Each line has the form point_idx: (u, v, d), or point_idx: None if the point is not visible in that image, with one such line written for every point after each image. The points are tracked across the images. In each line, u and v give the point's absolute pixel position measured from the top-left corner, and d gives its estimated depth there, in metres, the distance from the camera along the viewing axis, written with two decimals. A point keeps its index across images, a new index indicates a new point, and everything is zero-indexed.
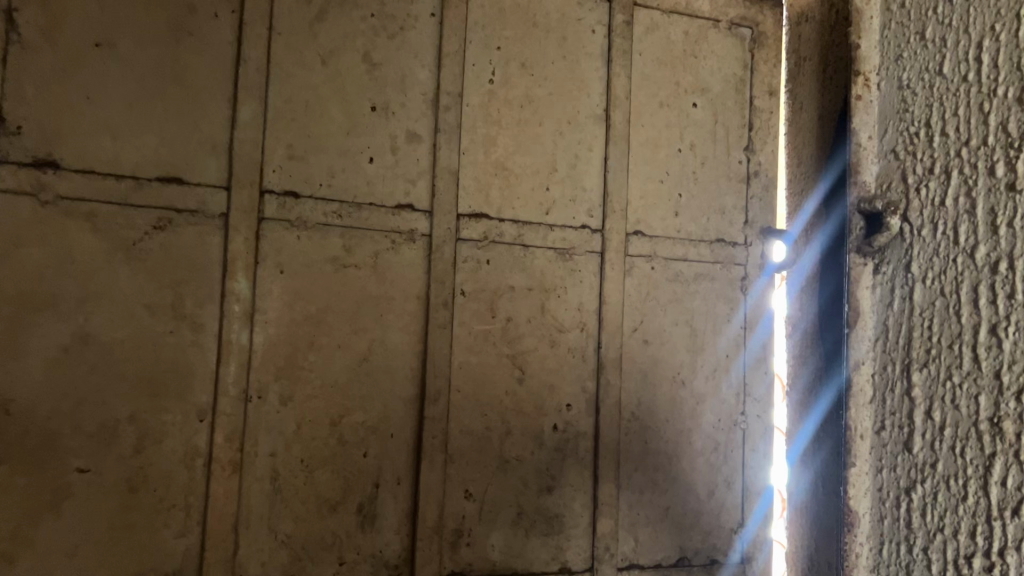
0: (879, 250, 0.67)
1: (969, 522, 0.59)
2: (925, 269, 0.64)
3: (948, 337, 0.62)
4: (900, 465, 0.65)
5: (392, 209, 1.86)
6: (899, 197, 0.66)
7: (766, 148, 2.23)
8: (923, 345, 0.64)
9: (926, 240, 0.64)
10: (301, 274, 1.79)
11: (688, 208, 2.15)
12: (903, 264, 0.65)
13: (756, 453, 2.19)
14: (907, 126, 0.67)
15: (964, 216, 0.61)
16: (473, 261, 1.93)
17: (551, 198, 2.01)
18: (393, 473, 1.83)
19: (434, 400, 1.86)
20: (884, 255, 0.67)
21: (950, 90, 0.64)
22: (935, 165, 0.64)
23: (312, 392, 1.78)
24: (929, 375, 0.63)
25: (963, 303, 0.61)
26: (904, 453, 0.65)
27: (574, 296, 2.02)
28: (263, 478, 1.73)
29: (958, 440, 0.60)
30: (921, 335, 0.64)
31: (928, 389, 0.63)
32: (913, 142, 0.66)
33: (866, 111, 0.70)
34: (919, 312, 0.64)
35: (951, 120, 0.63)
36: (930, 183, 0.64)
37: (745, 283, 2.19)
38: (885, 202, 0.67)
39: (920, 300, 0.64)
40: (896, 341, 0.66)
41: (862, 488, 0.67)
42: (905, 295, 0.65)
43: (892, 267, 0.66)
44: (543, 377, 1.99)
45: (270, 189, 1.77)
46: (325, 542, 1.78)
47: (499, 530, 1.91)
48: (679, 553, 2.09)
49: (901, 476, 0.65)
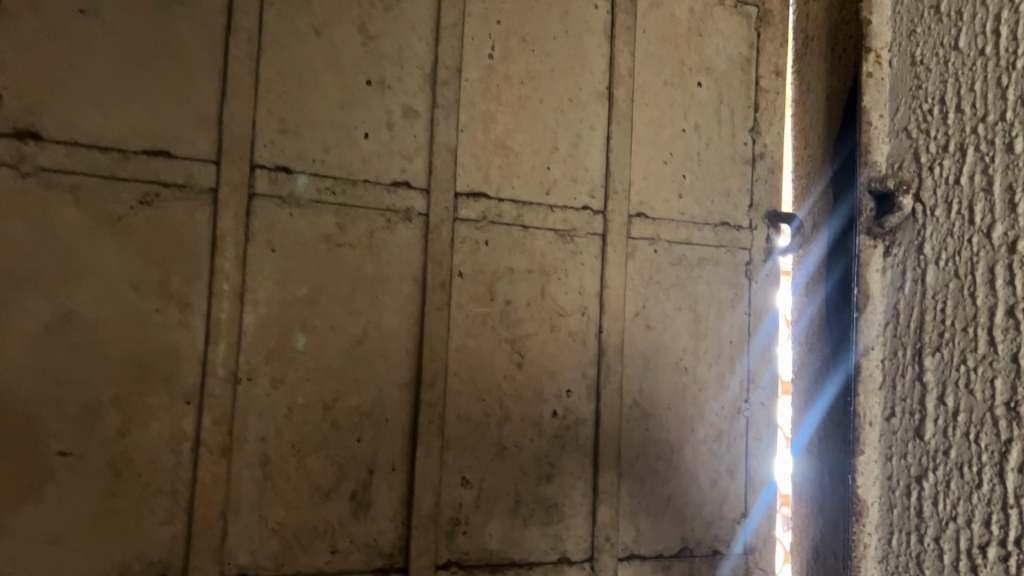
0: (890, 231, 0.60)
1: (982, 510, 0.52)
2: (938, 250, 0.56)
3: (963, 320, 0.54)
4: (910, 454, 0.58)
5: (388, 186, 1.80)
6: (911, 176, 0.59)
7: (772, 129, 2.18)
8: (936, 329, 0.56)
9: (939, 221, 0.56)
10: (293, 252, 1.72)
11: (692, 190, 2.09)
12: (914, 245, 0.58)
13: (760, 442, 2.13)
14: (919, 103, 0.59)
15: (980, 195, 0.54)
16: (471, 242, 1.87)
17: (552, 178, 1.95)
18: (387, 460, 1.77)
19: (430, 384, 1.80)
20: (894, 235, 0.60)
21: (966, 64, 0.56)
22: (949, 142, 0.56)
23: (305, 374, 1.72)
24: (942, 360, 0.56)
25: (978, 286, 0.53)
26: (915, 442, 0.58)
27: (576, 279, 1.97)
28: (253, 463, 1.67)
29: (971, 427, 0.53)
30: (933, 319, 0.57)
31: (940, 374, 0.56)
32: (925, 120, 0.58)
33: (877, 88, 0.62)
34: (930, 295, 0.57)
35: (967, 95, 0.55)
36: (943, 161, 0.57)
37: (751, 268, 2.14)
38: (896, 181, 0.60)
39: (931, 281, 0.57)
40: (906, 326, 0.59)
41: (870, 484, 0.61)
42: (917, 278, 0.58)
43: (903, 250, 0.59)
44: (543, 362, 1.93)
45: (261, 164, 1.71)
46: (317, 529, 1.72)
47: (497, 519, 1.86)
48: (681, 544, 2.03)
49: (911, 463, 0.58)
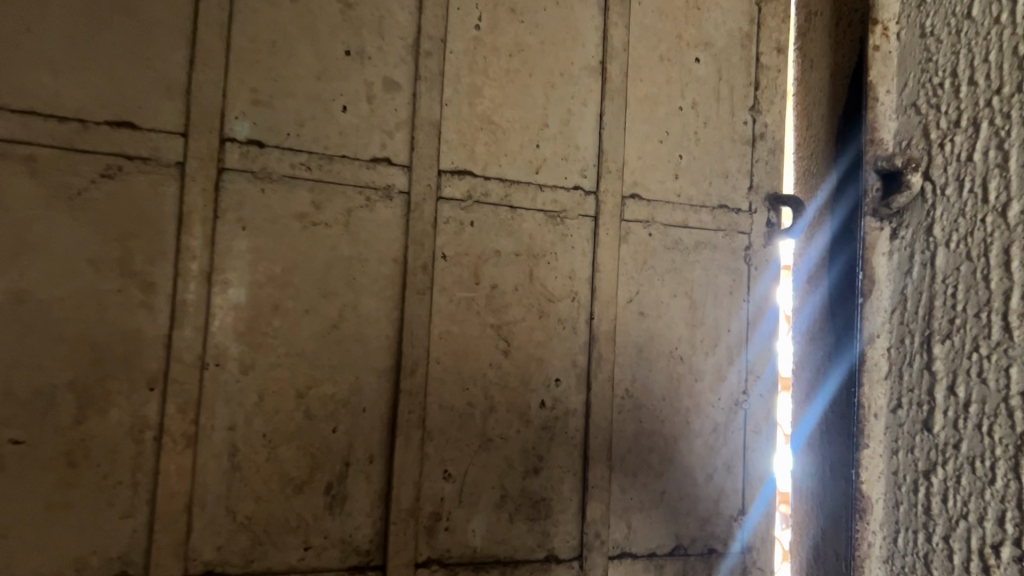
0: (898, 212, 0.55)
1: (997, 507, 0.47)
2: (949, 231, 0.51)
3: (974, 304, 0.49)
4: (918, 446, 0.53)
5: (367, 162, 1.70)
6: (921, 153, 0.54)
7: (773, 109, 2.09)
8: (947, 312, 0.51)
9: (951, 199, 0.51)
10: (265, 231, 1.63)
11: (689, 171, 2.00)
12: (923, 228, 0.53)
13: (759, 437, 2.04)
14: (930, 76, 0.54)
15: (994, 170, 0.49)
16: (456, 223, 1.77)
17: (541, 156, 1.85)
18: (364, 451, 1.68)
19: (411, 371, 1.70)
20: (903, 219, 0.55)
21: (979, 35, 0.51)
22: (961, 116, 0.51)
23: (277, 360, 1.63)
24: (953, 347, 0.51)
25: (992, 267, 0.48)
26: (922, 433, 0.53)
27: (566, 262, 1.87)
28: (221, 453, 1.58)
29: (985, 418, 0.48)
30: (944, 302, 0.52)
31: (950, 362, 0.51)
32: (937, 95, 0.53)
33: (884, 62, 0.57)
34: (941, 276, 0.52)
35: (980, 66, 0.50)
36: (956, 136, 0.52)
37: (750, 253, 2.05)
38: (905, 159, 0.55)
39: (941, 265, 0.52)
40: (914, 310, 0.54)
41: (875, 475, 0.56)
42: (926, 261, 0.53)
43: (912, 230, 0.54)
44: (531, 350, 1.84)
45: (232, 137, 1.61)
46: (289, 524, 1.62)
47: (481, 514, 1.76)
48: (675, 542, 1.94)
49: (919, 457, 0.53)
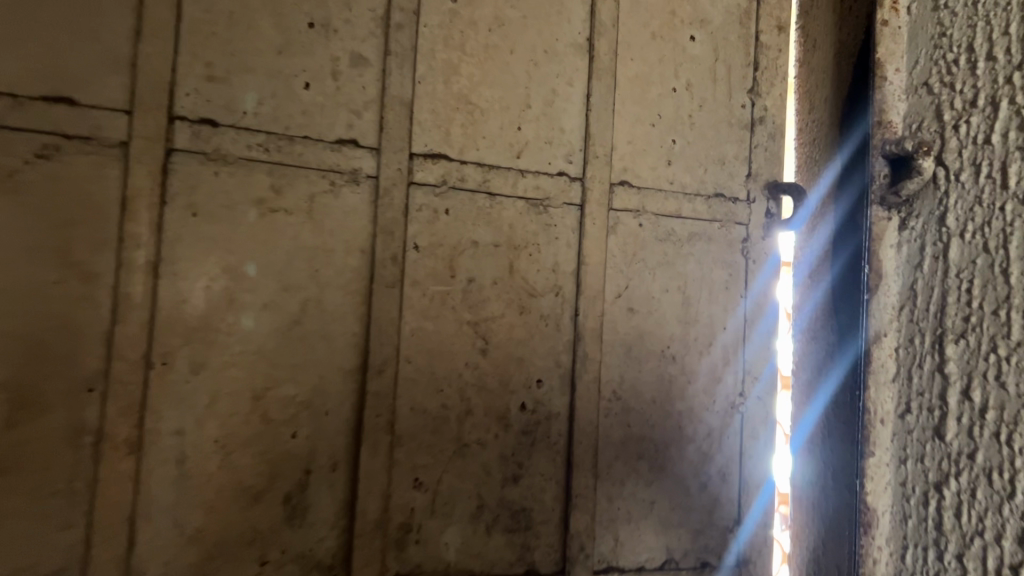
0: (907, 200, 0.62)
1: (1016, 525, 0.51)
2: (963, 223, 0.57)
3: (992, 303, 0.54)
4: (927, 454, 0.59)
5: (332, 144, 1.57)
6: (933, 137, 0.60)
7: (772, 91, 1.95)
8: (959, 313, 0.57)
9: (965, 185, 0.56)
10: (219, 217, 1.49)
11: (683, 157, 1.86)
12: (935, 218, 0.59)
13: (756, 442, 1.91)
14: (944, 53, 0.60)
15: (1014, 155, 0.53)
16: (429, 211, 1.64)
17: (523, 139, 1.72)
18: (327, 457, 1.55)
19: (379, 371, 1.57)
20: (911, 207, 0.62)
21: (996, 6, 0.56)
22: (979, 97, 0.56)
23: (232, 359, 1.49)
24: (965, 348, 0.56)
25: (1011, 262, 0.53)
26: (932, 440, 0.59)
27: (549, 255, 1.74)
28: (168, 460, 1.44)
29: (1003, 426, 0.52)
30: (956, 300, 0.57)
31: (962, 364, 0.56)
32: (952, 71, 0.59)
33: (893, 39, 0.64)
34: (953, 273, 0.57)
35: (999, 40, 0.55)
36: (972, 117, 0.57)
37: (747, 246, 1.91)
38: (915, 143, 0.61)
39: (954, 260, 0.57)
40: (925, 309, 0.60)
41: (881, 482, 0.63)
42: (939, 253, 0.59)
43: (922, 220, 0.60)
44: (511, 348, 1.70)
45: (182, 115, 1.48)
46: (244, 538, 1.49)
47: (456, 526, 1.63)
48: (665, 555, 1.82)
49: (929, 468, 0.59)
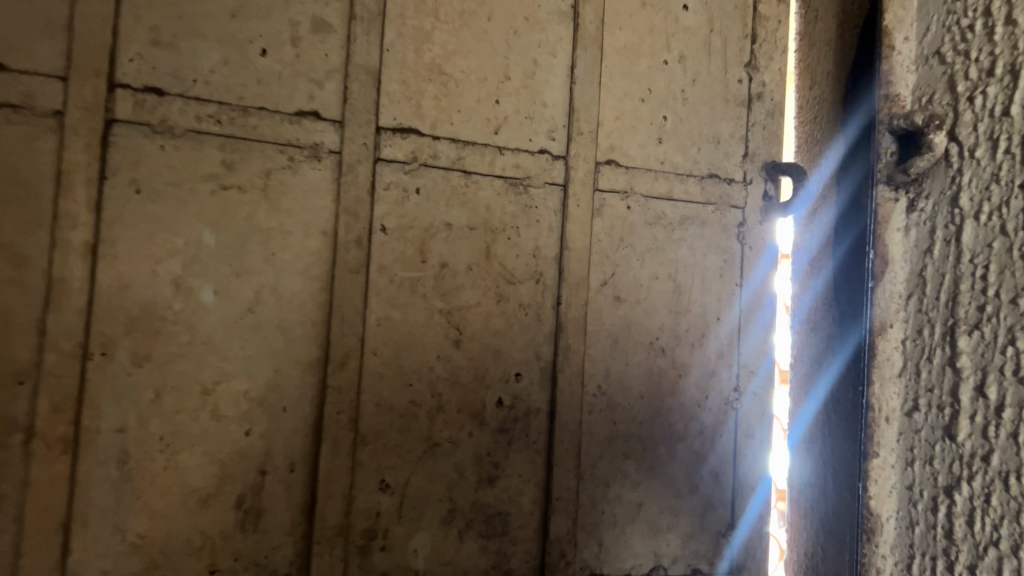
0: (914, 180, 0.51)
1: None
2: (978, 204, 0.46)
3: (1013, 290, 0.44)
4: (936, 456, 0.48)
5: (291, 116, 1.44)
6: (945, 110, 0.49)
7: (771, 66, 1.82)
8: (973, 300, 0.46)
9: (981, 164, 0.46)
10: (165, 195, 1.38)
11: (675, 135, 1.74)
12: (947, 198, 0.49)
13: (750, 442, 1.78)
14: (957, 16, 0.49)
15: None
16: (398, 190, 1.51)
17: (501, 113, 1.59)
18: (283, 458, 1.43)
19: (340, 364, 1.45)
20: (921, 187, 0.51)
21: None
22: (996, 65, 0.46)
23: (180, 350, 1.38)
24: (981, 339, 0.46)
25: None
26: (942, 441, 0.48)
27: (529, 239, 1.61)
28: (108, 460, 1.33)
29: None
30: (970, 286, 0.47)
31: (977, 357, 0.46)
32: (965, 37, 0.49)
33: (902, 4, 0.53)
34: (967, 257, 0.47)
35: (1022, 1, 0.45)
36: (988, 87, 0.46)
37: (743, 231, 1.79)
38: (925, 116, 0.50)
39: (967, 244, 0.47)
40: (934, 296, 0.49)
41: (886, 486, 0.52)
42: (949, 237, 0.49)
43: (931, 201, 0.50)
44: (487, 340, 1.58)
45: (125, 83, 1.35)
46: (192, 545, 1.38)
47: (425, 531, 1.52)
48: (653, 562, 1.70)
49: (938, 471, 0.48)
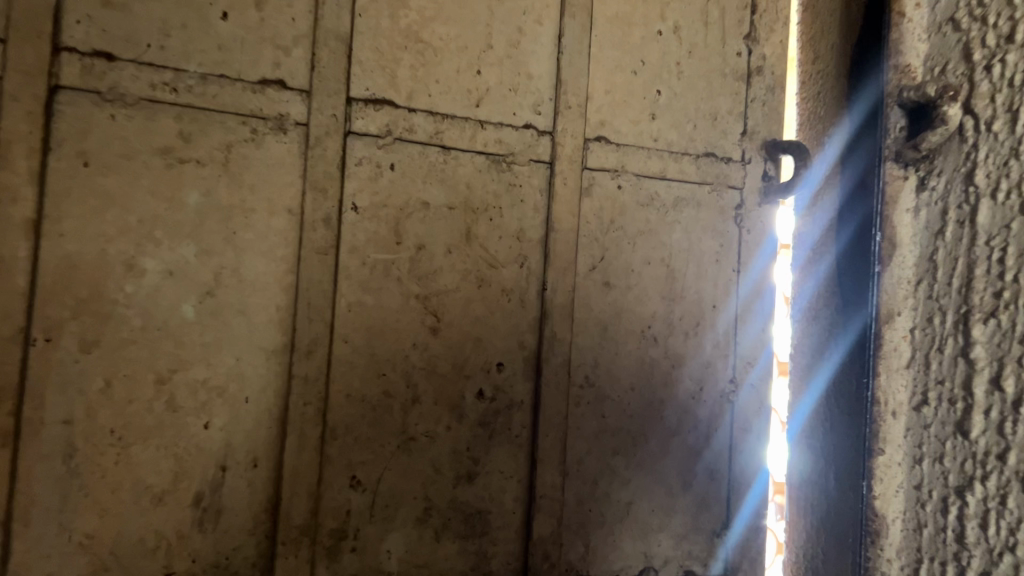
0: (928, 155, 0.51)
1: None
2: (995, 179, 0.46)
3: None
4: (947, 455, 0.48)
5: (254, 85, 1.34)
6: (960, 80, 0.49)
7: (772, 38, 1.72)
8: (988, 286, 0.46)
9: (999, 136, 0.45)
10: (116, 168, 1.27)
11: (669, 110, 1.63)
12: (961, 173, 0.48)
13: (747, 437, 1.68)
14: None
15: None
16: (370, 165, 1.41)
17: (483, 85, 1.49)
18: (244, 452, 1.34)
19: (307, 353, 1.35)
20: (932, 163, 0.50)
21: None
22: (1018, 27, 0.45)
23: (132, 336, 1.28)
24: (995, 328, 0.45)
25: None
26: (953, 438, 0.48)
27: (512, 219, 1.51)
28: (52, 454, 1.23)
29: None
30: (984, 271, 0.46)
31: (992, 349, 0.45)
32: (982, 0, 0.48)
33: None
34: (983, 240, 0.47)
35: None
36: (1009, 55, 0.45)
37: (741, 214, 1.68)
38: (939, 89, 0.50)
39: (982, 224, 0.47)
40: (947, 283, 0.49)
41: (892, 485, 0.52)
42: (965, 218, 0.48)
43: (945, 177, 0.49)
44: (467, 327, 1.48)
45: (72, 46, 1.24)
46: (145, 545, 1.28)
47: (399, 531, 1.43)
48: (644, 563, 1.60)
49: (950, 471, 0.48)
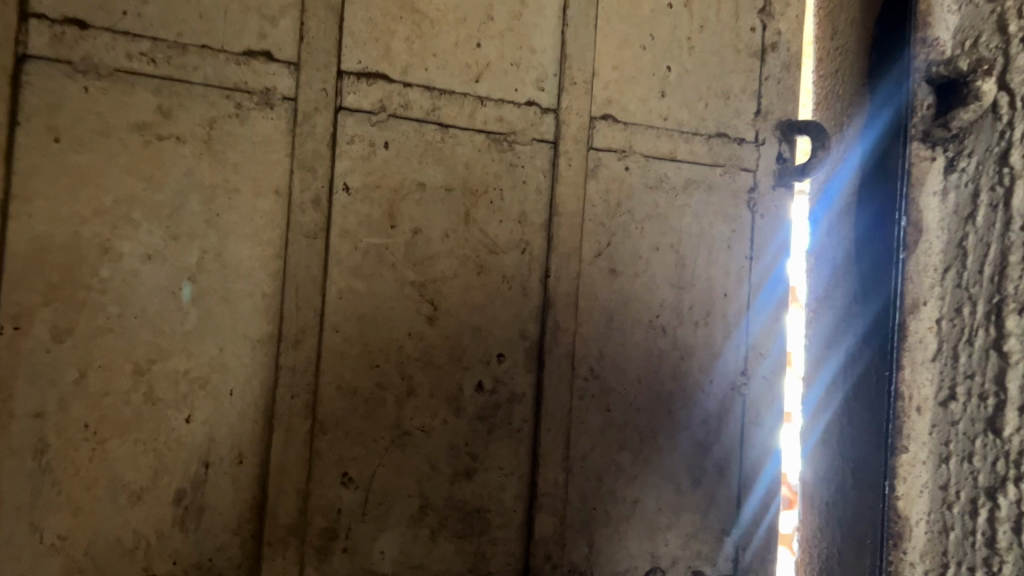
0: (955, 133, 0.65)
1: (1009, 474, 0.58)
2: None
3: None
4: (954, 439, 0.64)
5: (238, 56, 1.26)
6: (993, 53, 0.62)
7: (788, 13, 1.63)
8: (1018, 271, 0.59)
9: (1001, 117, 0.61)
10: (90, 145, 1.19)
11: (679, 88, 1.54)
12: (994, 154, 0.61)
13: (755, 430, 1.60)
14: None
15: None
16: (363, 143, 1.32)
17: (483, 59, 1.40)
18: (229, 447, 1.26)
19: (295, 342, 1.28)
20: (962, 143, 0.64)
21: None
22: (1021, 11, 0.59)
23: (108, 323, 1.20)
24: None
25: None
26: (974, 426, 0.62)
27: (513, 202, 1.43)
28: (22, 449, 1.16)
29: None
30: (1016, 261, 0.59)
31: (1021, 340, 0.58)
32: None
33: None
34: (1009, 238, 0.60)
35: None
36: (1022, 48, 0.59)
37: (754, 198, 1.60)
38: (974, 62, 0.63)
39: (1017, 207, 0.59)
40: (976, 275, 0.63)
41: (916, 485, 0.67)
42: (992, 203, 0.61)
43: (973, 150, 0.63)
44: (465, 316, 1.40)
45: (41, 13, 1.16)
46: (123, 546, 1.21)
47: (392, 531, 1.35)
48: (650, 564, 1.52)
49: (955, 449, 0.64)
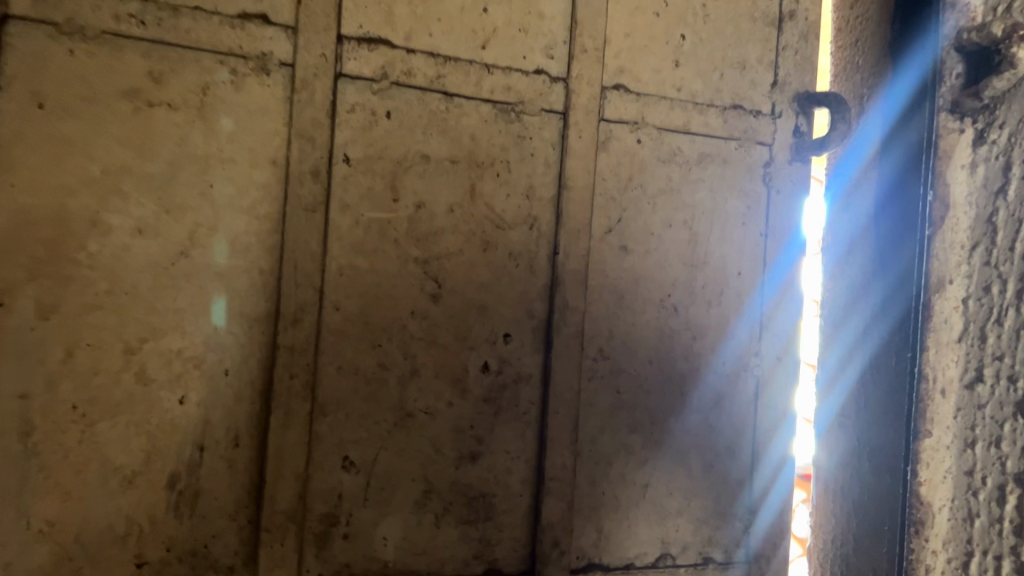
0: (988, 101, 0.87)
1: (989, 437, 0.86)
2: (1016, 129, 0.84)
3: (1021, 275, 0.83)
4: (979, 426, 0.87)
5: (233, 19, 1.19)
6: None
7: None
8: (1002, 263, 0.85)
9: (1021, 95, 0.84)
10: (76, 112, 1.13)
11: (693, 57, 1.48)
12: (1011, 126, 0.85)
13: (766, 411, 1.55)
14: None
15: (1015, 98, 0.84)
16: (364, 113, 1.26)
17: (489, 25, 1.34)
18: (225, 430, 1.21)
19: (294, 321, 1.22)
20: (992, 113, 0.87)
21: None
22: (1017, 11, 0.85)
23: (96, 300, 1.14)
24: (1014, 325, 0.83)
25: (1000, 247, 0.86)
26: (1002, 410, 0.85)
27: (521, 176, 1.37)
28: (6, 431, 1.10)
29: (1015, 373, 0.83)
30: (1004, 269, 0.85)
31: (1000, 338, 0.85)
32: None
33: None
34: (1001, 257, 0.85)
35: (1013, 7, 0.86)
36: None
37: (770, 172, 1.54)
38: (1005, 34, 0.84)
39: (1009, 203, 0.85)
40: (991, 269, 0.86)
41: (941, 468, 0.91)
42: (991, 204, 0.87)
43: (988, 125, 0.88)
44: (471, 294, 1.34)
45: None
46: (114, 533, 1.16)
47: (395, 516, 1.30)
48: (660, 550, 1.48)
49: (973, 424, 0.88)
